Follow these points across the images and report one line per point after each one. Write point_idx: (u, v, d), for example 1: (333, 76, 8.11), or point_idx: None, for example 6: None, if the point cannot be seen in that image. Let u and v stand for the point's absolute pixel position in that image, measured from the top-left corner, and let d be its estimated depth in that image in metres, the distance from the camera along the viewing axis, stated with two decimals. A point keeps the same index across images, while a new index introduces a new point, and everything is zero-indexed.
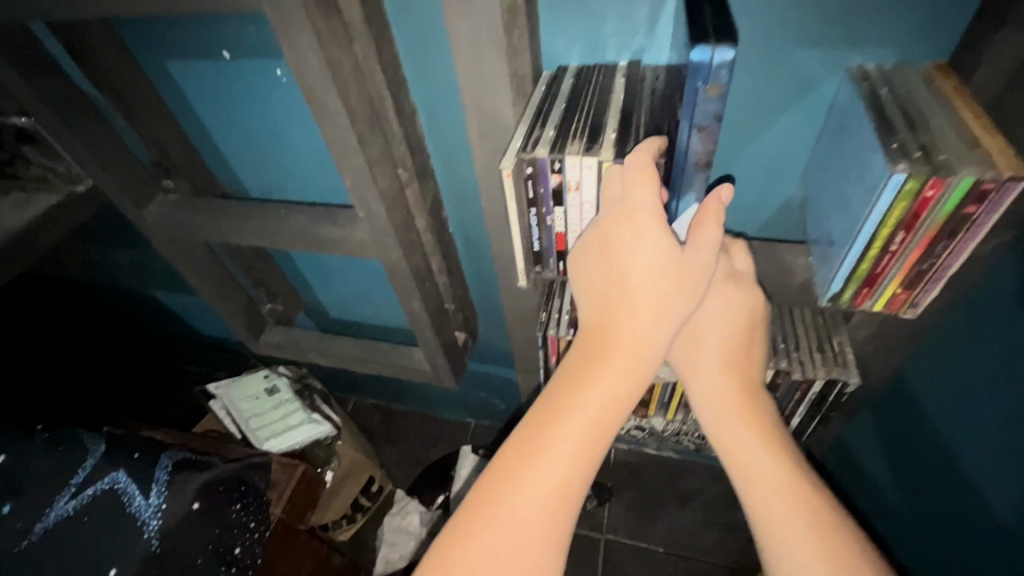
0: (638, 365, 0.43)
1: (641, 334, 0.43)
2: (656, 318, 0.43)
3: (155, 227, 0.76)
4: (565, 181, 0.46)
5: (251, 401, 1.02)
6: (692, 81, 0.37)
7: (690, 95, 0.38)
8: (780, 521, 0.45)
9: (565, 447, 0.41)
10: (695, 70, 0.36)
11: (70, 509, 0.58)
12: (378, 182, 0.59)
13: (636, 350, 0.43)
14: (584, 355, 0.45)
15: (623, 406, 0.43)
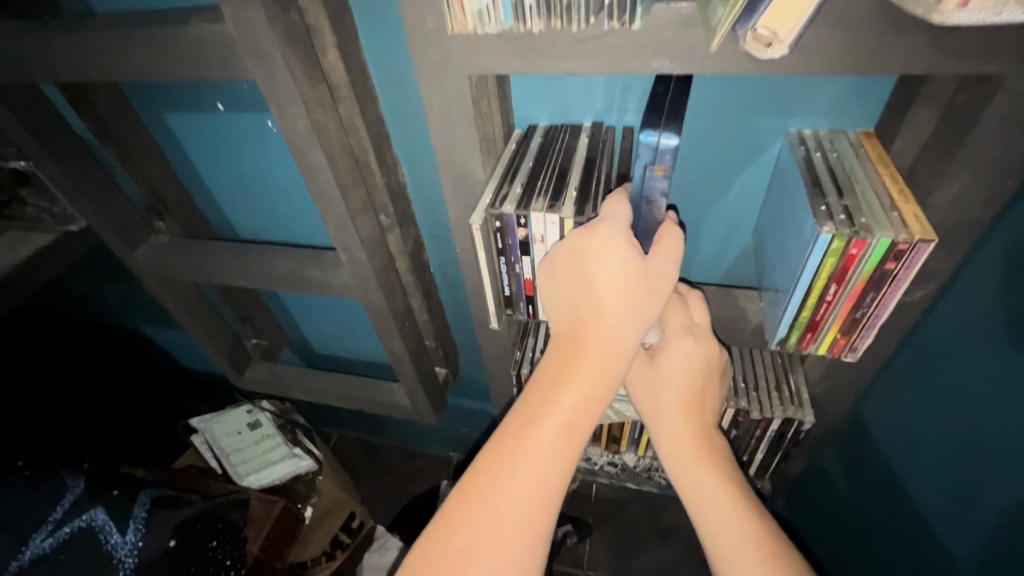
0: (605, 371, 0.44)
1: (609, 338, 0.43)
2: (627, 322, 0.43)
3: (145, 267, 0.79)
4: (531, 234, 0.50)
5: (232, 436, 1.04)
6: (642, 160, 0.41)
7: (641, 171, 0.43)
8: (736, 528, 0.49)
9: (540, 450, 0.42)
10: (646, 151, 0.40)
11: (47, 546, 0.59)
12: (360, 229, 0.63)
13: (609, 354, 0.44)
14: (554, 361, 0.45)
15: (593, 409, 0.44)
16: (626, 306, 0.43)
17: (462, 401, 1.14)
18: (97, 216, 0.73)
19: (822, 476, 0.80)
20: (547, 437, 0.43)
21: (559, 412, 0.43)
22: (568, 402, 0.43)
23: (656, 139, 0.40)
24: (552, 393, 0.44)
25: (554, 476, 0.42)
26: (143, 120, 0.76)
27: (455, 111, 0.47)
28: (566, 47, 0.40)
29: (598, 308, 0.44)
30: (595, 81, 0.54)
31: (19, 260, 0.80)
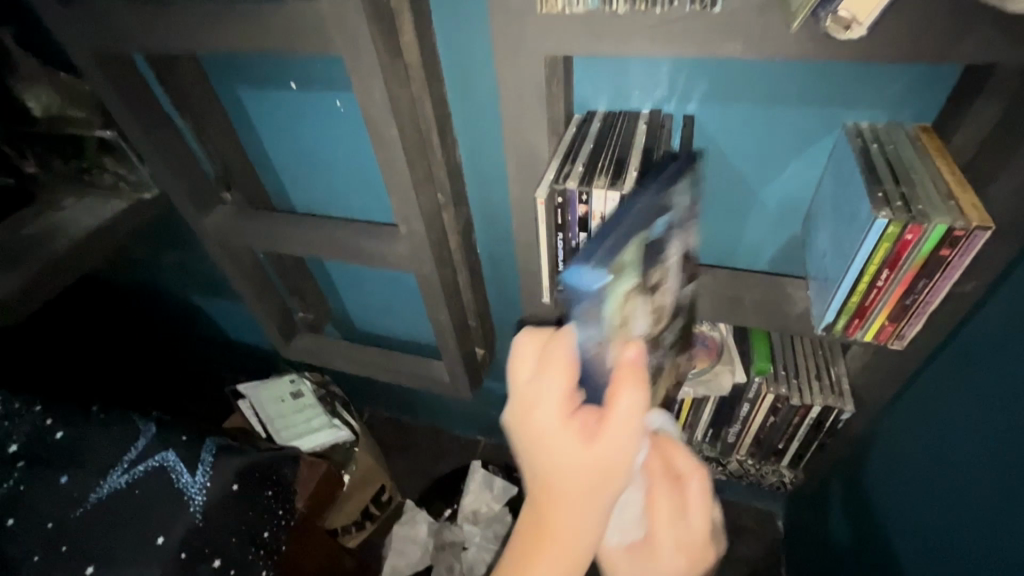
0: (569, 561, 0.46)
1: (569, 529, 0.45)
2: (581, 512, 0.45)
3: (213, 233, 0.83)
4: (591, 211, 0.52)
5: (276, 403, 1.09)
6: (574, 297, 0.46)
7: (576, 308, 0.47)
8: None
9: None
10: (572, 286, 0.46)
11: (122, 482, 0.65)
12: (421, 204, 0.67)
13: (569, 542, 0.46)
14: (522, 550, 0.47)
15: None
16: (580, 498, 0.45)
17: (495, 385, 1.18)
18: (175, 182, 0.78)
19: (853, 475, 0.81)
20: None
21: None
22: None
23: (578, 281, 0.45)
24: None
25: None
26: (221, 96, 0.81)
27: (528, 90, 0.50)
28: (641, 30, 0.43)
29: (553, 501, 0.45)
30: (658, 69, 0.56)
31: (99, 222, 0.86)
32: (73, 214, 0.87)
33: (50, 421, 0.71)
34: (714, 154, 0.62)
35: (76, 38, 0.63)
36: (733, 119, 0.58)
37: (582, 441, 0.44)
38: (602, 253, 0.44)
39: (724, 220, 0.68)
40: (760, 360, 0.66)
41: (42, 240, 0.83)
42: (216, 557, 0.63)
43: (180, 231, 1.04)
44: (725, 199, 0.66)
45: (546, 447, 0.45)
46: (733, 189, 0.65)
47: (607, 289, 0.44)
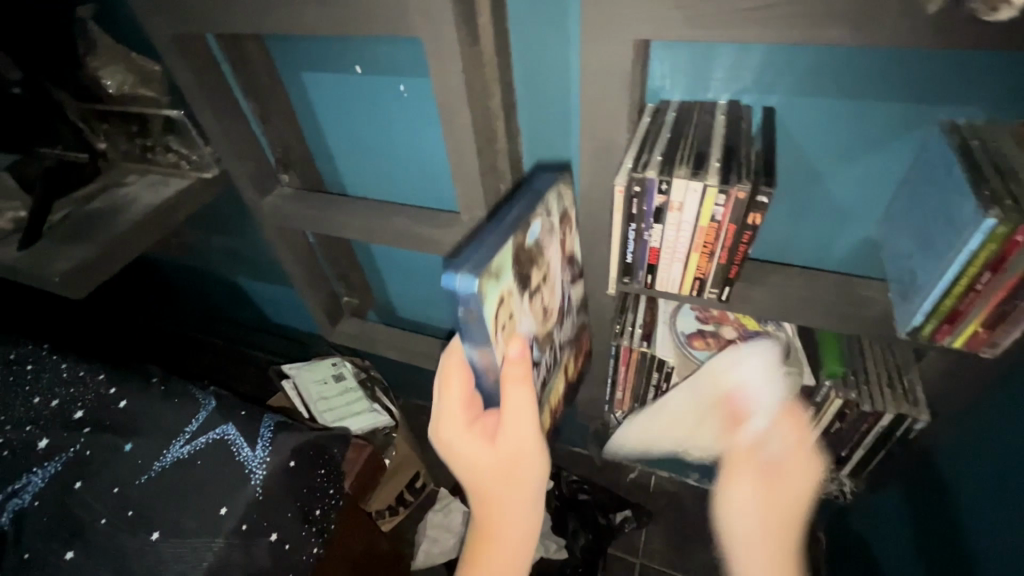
0: (513, 530, 0.57)
1: (505, 508, 0.55)
2: (511, 491, 0.55)
3: (271, 215, 0.85)
4: (669, 201, 0.51)
5: (320, 384, 1.10)
6: (452, 304, 0.46)
7: (456, 316, 0.46)
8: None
9: None
10: (450, 293, 0.45)
11: (185, 452, 0.67)
12: (485, 191, 0.67)
13: (511, 519, 0.56)
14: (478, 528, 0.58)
15: (519, 548, 0.58)
16: (500, 482, 0.54)
17: None
18: (239, 164, 0.79)
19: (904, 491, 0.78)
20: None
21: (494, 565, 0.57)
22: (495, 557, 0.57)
23: (453, 288, 0.44)
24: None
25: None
26: (284, 79, 0.82)
27: (611, 75, 0.49)
28: (744, 14, 0.41)
29: (488, 497, 0.55)
30: (741, 58, 0.55)
31: (161, 199, 0.88)
32: (136, 191, 0.90)
33: (113, 390, 0.75)
34: (792, 148, 0.60)
35: (156, 17, 0.65)
36: (814, 113, 0.56)
37: (486, 441, 0.53)
38: (475, 257, 0.45)
39: (793, 217, 0.66)
40: (831, 362, 0.64)
41: (108, 216, 0.86)
42: (274, 532, 0.65)
43: (233, 213, 1.06)
44: (797, 196, 0.64)
45: (462, 458, 0.54)
46: (807, 186, 0.63)
47: (485, 291, 0.45)
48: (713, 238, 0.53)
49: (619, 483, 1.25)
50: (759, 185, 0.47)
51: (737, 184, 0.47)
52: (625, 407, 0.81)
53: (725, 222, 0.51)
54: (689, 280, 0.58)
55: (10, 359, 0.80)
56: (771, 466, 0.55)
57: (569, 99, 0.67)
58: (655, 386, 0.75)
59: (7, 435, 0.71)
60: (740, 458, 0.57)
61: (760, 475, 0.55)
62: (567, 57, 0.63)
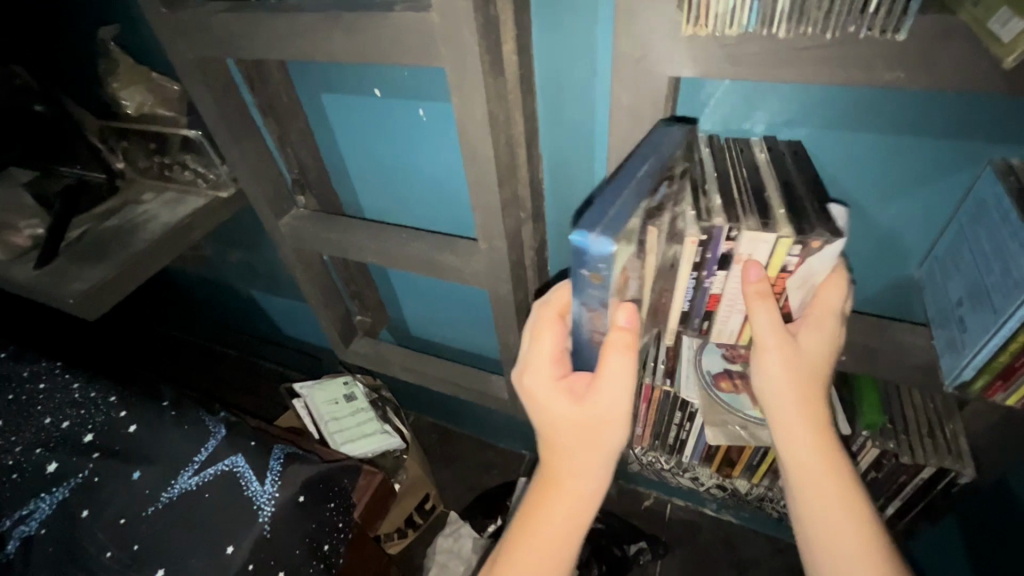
0: (578, 501, 0.53)
1: (575, 471, 0.53)
2: (586, 454, 0.52)
3: (287, 236, 0.84)
4: (737, 250, 0.47)
5: (330, 405, 1.08)
6: (577, 263, 0.44)
7: (579, 272, 0.45)
8: (830, 513, 0.49)
9: (530, 556, 0.52)
10: (579, 254, 0.43)
11: (193, 484, 0.65)
12: (505, 221, 0.65)
13: (578, 484, 0.53)
14: (539, 487, 0.55)
15: (577, 520, 0.54)
16: (577, 443, 0.52)
17: None
18: (256, 186, 0.78)
19: (934, 541, 0.74)
20: (535, 550, 0.53)
21: (550, 529, 0.53)
22: (550, 521, 0.53)
23: (585, 249, 0.42)
24: (532, 529, 0.53)
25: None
26: (303, 100, 0.81)
27: (645, 108, 0.48)
28: (790, 55, 0.39)
29: (558, 449, 0.53)
30: (779, 92, 0.52)
31: (179, 218, 0.88)
32: (154, 209, 0.90)
33: (124, 413, 0.74)
34: (833, 184, 0.57)
35: (178, 42, 0.64)
36: (852, 148, 0.54)
37: (573, 399, 0.52)
38: (608, 219, 0.43)
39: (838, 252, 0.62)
40: (870, 412, 0.62)
41: (124, 234, 0.86)
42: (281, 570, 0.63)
43: (248, 229, 1.05)
44: None
45: (544, 410, 0.53)
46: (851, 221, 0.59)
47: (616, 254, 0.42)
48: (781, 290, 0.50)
49: (633, 511, 1.22)
50: (836, 234, 0.44)
51: (813, 234, 0.44)
52: (645, 444, 0.78)
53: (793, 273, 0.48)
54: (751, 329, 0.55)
55: (23, 377, 0.79)
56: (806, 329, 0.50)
57: (594, 129, 0.65)
58: (677, 425, 0.72)
59: (16, 457, 0.69)
60: (773, 332, 0.49)
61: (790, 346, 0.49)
62: (595, 86, 0.61)
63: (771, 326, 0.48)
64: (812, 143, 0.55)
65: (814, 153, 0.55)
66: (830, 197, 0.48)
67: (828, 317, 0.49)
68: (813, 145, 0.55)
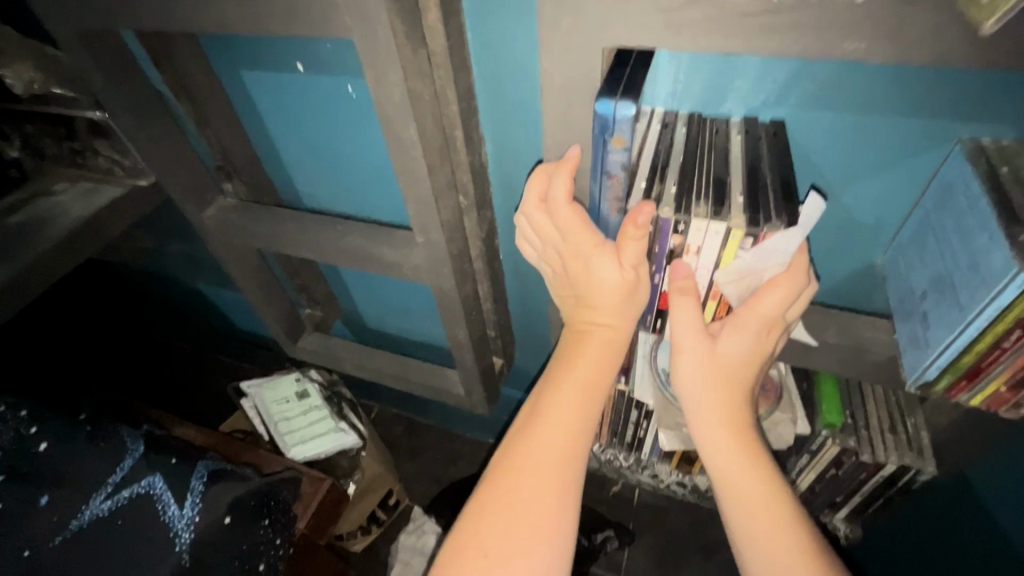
0: (609, 350, 0.51)
1: (609, 321, 0.50)
2: (619, 304, 0.49)
3: (214, 230, 0.76)
4: (685, 243, 0.45)
5: (281, 405, 1.02)
6: (598, 133, 0.41)
7: (599, 144, 0.42)
8: (759, 499, 0.45)
9: (561, 409, 0.48)
10: (600, 123, 0.40)
11: (105, 509, 0.60)
12: (442, 210, 0.59)
13: (609, 335, 0.51)
14: (568, 344, 0.52)
15: (606, 368, 0.51)
16: (613, 299, 0.49)
17: (512, 392, 1.09)
18: (171, 176, 0.70)
19: (892, 528, 0.73)
20: (568, 400, 0.48)
21: (576, 382, 0.49)
22: (576, 375, 0.50)
23: (607, 113, 0.39)
24: (561, 381, 0.50)
25: (562, 487, 0.45)
26: (220, 78, 0.72)
27: (582, 83, 0.42)
28: (738, 23, 0.34)
29: (589, 301, 0.50)
30: (741, 66, 0.47)
31: (91, 211, 0.79)
32: (66, 201, 0.80)
33: (34, 429, 0.65)
34: (812, 173, 0.53)
35: (54, 11, 0.55)
36: (817, 126, 0.49)
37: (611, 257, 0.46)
38: (627, 84, 0.40)
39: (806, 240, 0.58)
40: (829, 411, 0.61)
41: (27, 229, 0.77)
42: None
43: (179, 219, 0.97)
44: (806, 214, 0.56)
45: (579, 269, 0.49)
46: (834, 209, 0.54)
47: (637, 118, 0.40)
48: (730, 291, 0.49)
49: (601, 498, 1.20)
50: (793, 224, 0.40)
51: (768, 225, 0.40)
52: (603, 441, 0.75)
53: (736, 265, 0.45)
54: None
55: None
56: (728, 328, 0.47)
57: (537, 107, 0.59)
58: (634, 423, 0.69)
59: None
60: (685, 332, 0.47)
61: (705, 345, 0.47)
62: (534, 58, 0.54)
63: (690, 323, 0.47)
64: (797, 125, 0.49)
65: (799, 138, 0.50)
66: (788, 182, 0.44)
67: (751, 322, 0.46)
68: (798, 130, 0.50)
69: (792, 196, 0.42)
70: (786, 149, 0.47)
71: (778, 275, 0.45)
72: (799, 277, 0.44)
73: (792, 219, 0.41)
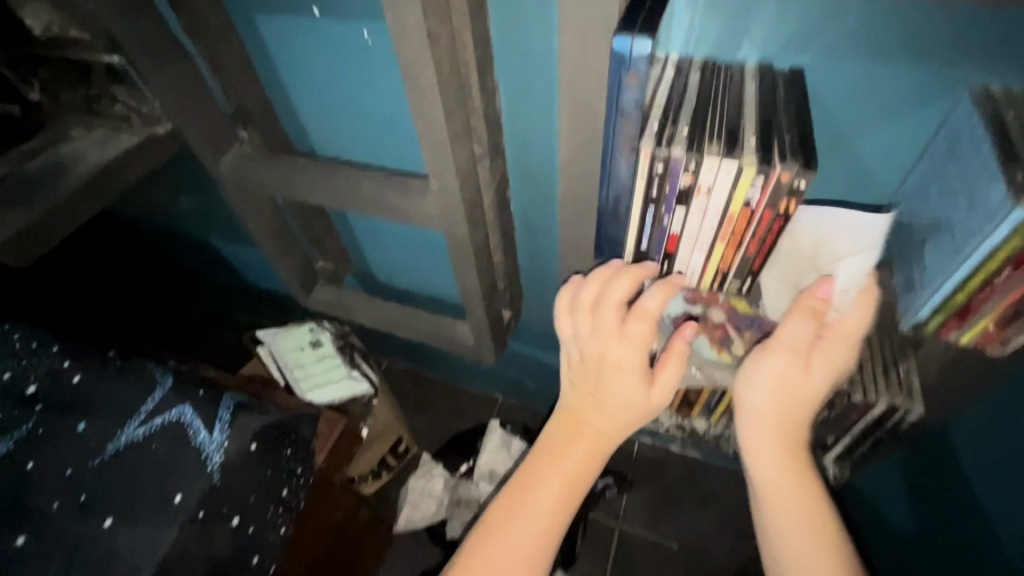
0: (597, 447, 0.61)
1: (604, 427, 0.60)
2: (619, 415, 0.59)
3: (231, 177, 0.78)
4: (696, 183, 0.46)
5: (296, 352, 1.05)
6: (614, 70, 0.43)
7: (614, 82, 0.44)
8: (798, 519, 0.55)
9: (552, 483, 0.59)
10: (617, 61, 0.42)
11: (140, 434, 0.64)
12: (456, 156, 0.60)
13: (599, 438, 0.61)
14: (561, 430, 0.62)
15: (595, 458, 0.61)
16: (614, 410, 0.59)
17: (519, 347, 1.13)
18: (189, 122, 0.72)
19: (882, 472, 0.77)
20: (558, 479, 0.59)
21: (566, 467, 0.60)
22: (570, 458, 0.60)
23: (623, 50, 0.41)
24: (556, 460, 0.60)
25: (545, 544, 0.56)
26: (236, 23, 0.72)
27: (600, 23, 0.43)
28: None
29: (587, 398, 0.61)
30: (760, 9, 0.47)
31: (109, 156, 0.80)
32: (84, 146, 0.82)
33: (67, 363, 0.69)
34: (823, 121, 0.53)
35: None
36: (831, 73, 0.49)
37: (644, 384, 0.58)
38: (645, 21, 0.41)
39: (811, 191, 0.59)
40: None
41: (50, 174, 0.79)
42: (235, 516, 0.64)
43: (193, 170, 0.98)
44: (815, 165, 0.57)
45: (602, 381, 0.59)
46: (845, 158, 0.56)
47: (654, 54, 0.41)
48: (739, 235, 0.50)
49: None
50: (807, 167, 0.41)
51: (780, 165, 0.42)
52: None
53: (758, 209, 0.47)
54: (710, 273, 0.56)
55: None
56: (817, 357, 0.54)
57: (553, 53, 0.59)
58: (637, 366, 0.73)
59: None
60: (791, 346, 0.54)
61: (798, 367, 0.54)
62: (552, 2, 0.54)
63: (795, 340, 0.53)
64: (814, 72, 0.50)
65: (815, 85, 0.51)
66: (797, 128, 0.45)
67: (838, 347, 0.54)
68: (814, 77, 0.50)
69: (801, 140, 0.44)
70: (799, 95, 0.47)
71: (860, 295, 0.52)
72: (874, 291, 0.52)
73: (807, 161, 0.42)
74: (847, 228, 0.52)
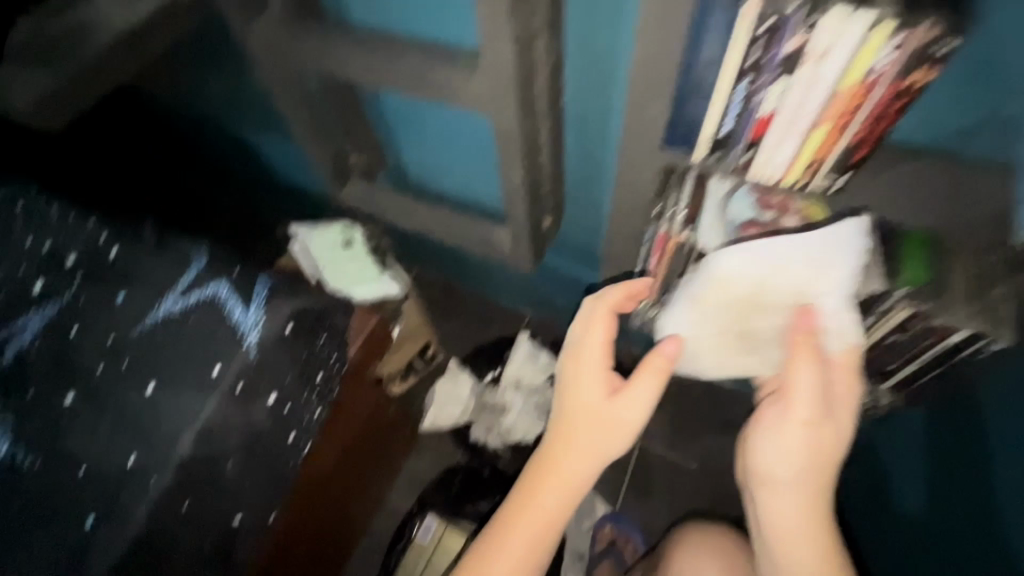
0: (569, 484, 0.63)
1: (580, 458, 0.63)
2: (596, 442, 0.63)
3: (261, 44, 0.71)
4: (810, 44, 0.41)
5: (328, 249, 1.03)
6: None
7: None
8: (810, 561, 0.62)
9: (536, 513, 0.63)
10: None
11: (177, 309, 0.64)
12: (513, 23, 0.53)
13: (573, 478, 0.63)
14: (542, 459, 0.65)
15: (575, 489, 0.64)
16: (588, 435, 0.63)
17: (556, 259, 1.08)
18: None
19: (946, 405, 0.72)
20: (545, 508, 0.63)
21: (547, 500, 0.63)
22: (551, 488, 0.63)
23: None
24: (537, 490, 0.63)
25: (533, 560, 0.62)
26: None
27: None
28: None
29: (569, 429, 0.64)
30: None
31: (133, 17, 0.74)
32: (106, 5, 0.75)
33: (105, 234, 0.68)
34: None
35: None
36: None
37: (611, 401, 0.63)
38: None
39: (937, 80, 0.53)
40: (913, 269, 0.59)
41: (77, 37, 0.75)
42: (274, 391, 0.65)
43: (222, 42, 0.91)
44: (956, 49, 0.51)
45: (577, 394, 0.65)
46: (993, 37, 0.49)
47: None
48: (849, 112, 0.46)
49: None
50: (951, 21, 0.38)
51: (925, 21, 0.38)
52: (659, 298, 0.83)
53: (878, 77, 0.43)
54: (801, 163, 0.52)
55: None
56: (838, 408, 0.61)
57: None
58: None
59: None
60: (813, 394, 0.59)
61: (817, 425, 0.60)
62: None
63: (812, 384, 0.58)
64: None
65: None
66: None
67: (845, 376, 0.60)
68: None
69: None
70: None
71: (854, 326, 0.60)
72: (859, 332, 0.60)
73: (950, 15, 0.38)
74: (819, 235, 0.58)
